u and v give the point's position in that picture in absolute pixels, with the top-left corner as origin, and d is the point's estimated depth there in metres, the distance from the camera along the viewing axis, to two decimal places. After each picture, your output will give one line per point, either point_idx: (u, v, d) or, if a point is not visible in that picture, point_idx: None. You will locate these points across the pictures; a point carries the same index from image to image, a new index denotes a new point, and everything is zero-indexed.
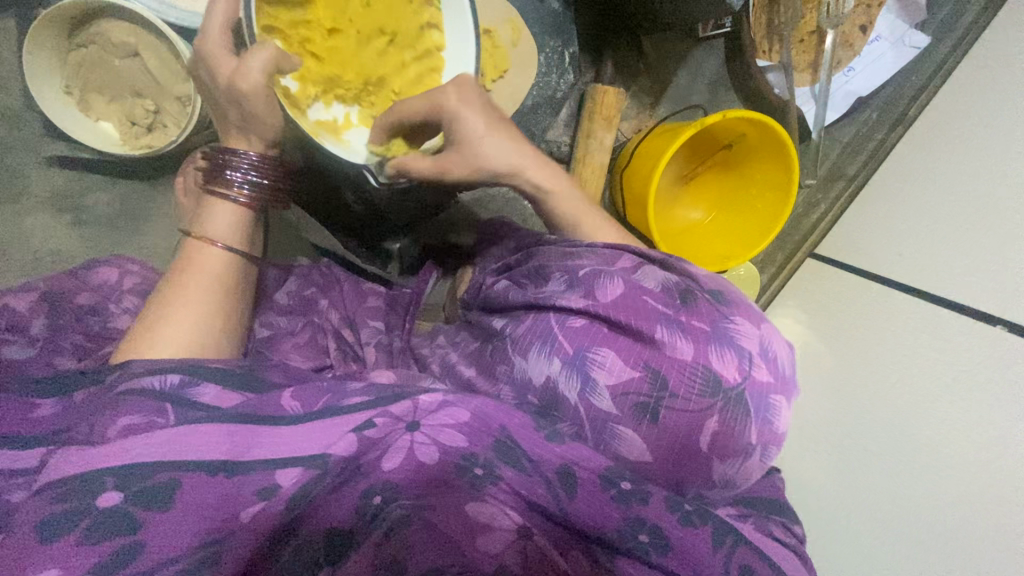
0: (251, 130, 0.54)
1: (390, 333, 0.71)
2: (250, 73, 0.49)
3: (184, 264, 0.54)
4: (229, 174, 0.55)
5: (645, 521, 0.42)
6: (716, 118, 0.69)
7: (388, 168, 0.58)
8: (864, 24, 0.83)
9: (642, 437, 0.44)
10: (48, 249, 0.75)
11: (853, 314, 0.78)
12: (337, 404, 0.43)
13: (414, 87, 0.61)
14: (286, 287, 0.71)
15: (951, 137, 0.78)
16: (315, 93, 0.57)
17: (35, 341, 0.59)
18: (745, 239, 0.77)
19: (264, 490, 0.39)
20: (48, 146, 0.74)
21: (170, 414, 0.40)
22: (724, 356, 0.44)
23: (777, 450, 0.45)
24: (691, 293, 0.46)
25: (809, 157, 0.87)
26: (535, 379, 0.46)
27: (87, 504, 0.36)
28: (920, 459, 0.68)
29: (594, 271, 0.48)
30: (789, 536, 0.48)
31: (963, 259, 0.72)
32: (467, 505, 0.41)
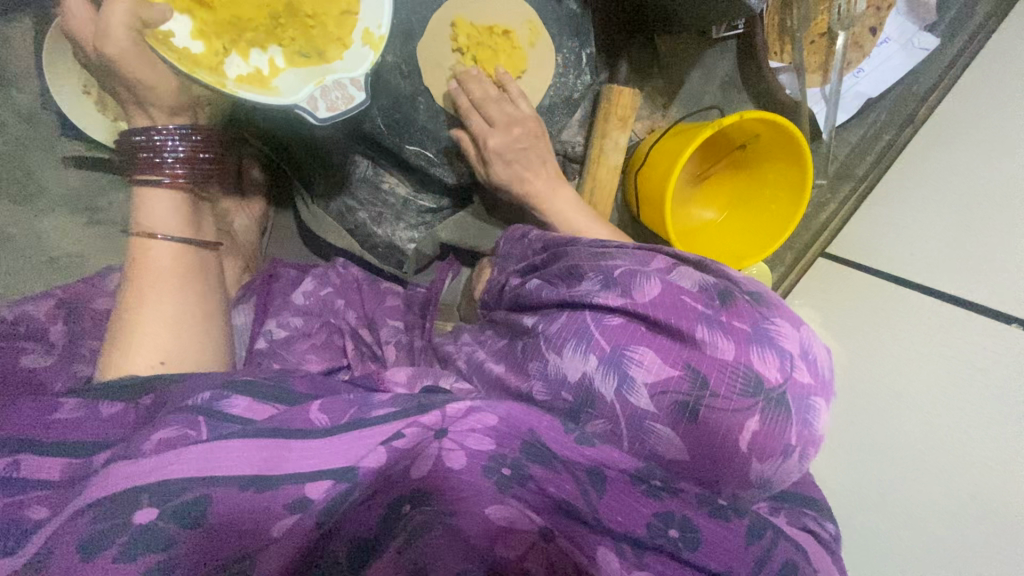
0: (150, 104, 0.55)
1: (410, 332, 0.71)
2: (111, 29, 0.48)
3: (137, 266, 0.56)
4: (148, 154, 0.55)
5: (675, 514, 0.43)
6: (735, 119, 0.70)
7: (322, 99, 0.52)
8: (873, 26, 0.83)
9: (679, 435, 0.43)
10: (66, 250, 0.75)
11: (868, 312, 0.79)
12: (361, 418, 0.43)
13: (330, 6, 0.54)
14: (303, 288, 0.70)
15: (961, 139, 0.79)
16: (221, 46, 0.51)
17: (55, 349, 0.58)
18: (762, 238, 0.78)
19: (295, 503, 0.39)
20: (64, 146, 0.73)
21: (202, 426, 0.41)
22: (765, 356, 0.44)
23: (816, 451, 0.45)
24: (730, 295, 0.46)
25: (821, 156, 0.89)
26: (570, 375, 0.46)
27: (123, 521, 0.36)
28: (937, 457, 0.69)
29: (630, 271, 0.48)
30: (821, 529, 0.49)
31: (964, 260, 0.73)
32: (489, 510, 0.41)
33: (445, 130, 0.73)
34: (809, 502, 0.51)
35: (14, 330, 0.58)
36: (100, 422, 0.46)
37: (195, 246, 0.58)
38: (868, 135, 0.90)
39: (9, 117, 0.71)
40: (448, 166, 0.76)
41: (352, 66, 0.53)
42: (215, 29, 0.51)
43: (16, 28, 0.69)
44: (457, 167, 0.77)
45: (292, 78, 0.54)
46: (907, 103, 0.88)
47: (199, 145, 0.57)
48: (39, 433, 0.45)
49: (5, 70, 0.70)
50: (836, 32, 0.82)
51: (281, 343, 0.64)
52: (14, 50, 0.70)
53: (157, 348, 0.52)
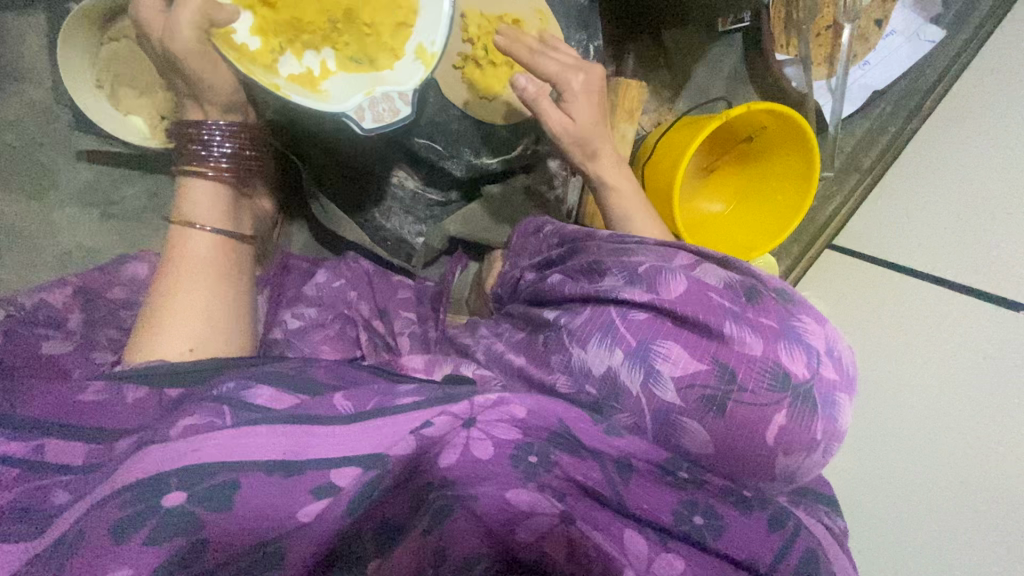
0: (205, 99, 0.55)
1: (423, 324, 0.72)
2: (179, 31, 0.48)
3: (174, 252, 0.56)
4: (198, 146, 0.57)
5: (698, 502, 0.43)
6: (742, 110, 0.70)
7: (368, 110, 0.52)
8: (879, 18, 0.84)
9: (707, 429, 0.43)
10: (79, 244, 0.76)
11: (876, 307, 0.79)
12: (388, 406, 0.42)
13: (388, 18, 0.55)
14: (317, 280, 0.71)
15: (969, 127, 0.79)
16: (278, 45, 0.53)
17: (73, 337, 0.59)
18: (770, 229, 0.78)
19: (322, 489, 0.38)
20: (77, 140, 0.74)
21: (228, 414, 0.40)
22: (793, 352, 0.44)
23: (841, 447, 0.44)
24: (756, 291, 0.46)
25: (827, 149, 0.88)
26: (595, 369, 0.47)
27: (153, 504, 0.35)
28: (951, 450, 0.69)
29: (656, 266, 0.48)
30: (836, 525, 0.49)
31: (973, 246, 0.74)
32: (507, 493, 0.42)
33: (454, 122, 0.73)
34: (823, 499, 0.51)
35: (32, 318, 0.58)
36: (120, 407, 0.46)
37: (230, 241, 0.58)
38: (874, 127, 0.89)
39: (24, 112, 0.72)
40: (456, 159, 0.75)
41: (404, 78, 0.54)
42: (274, 28, 0.52)
43: (31, 24, 0.71)
44: (465, 158, 0.76)
45: (342, 82, 0.55)
46: (913, 96, 0.87)
47: (246, 143, 0.59)
48: (66, 417, 0.45)
49: (22, 66, 0.71)
50: (841, 24, 0.82)
51: (296, 333, 0.64)
52: (29, 45, 0.71)
53: (184, 334, 0.52)
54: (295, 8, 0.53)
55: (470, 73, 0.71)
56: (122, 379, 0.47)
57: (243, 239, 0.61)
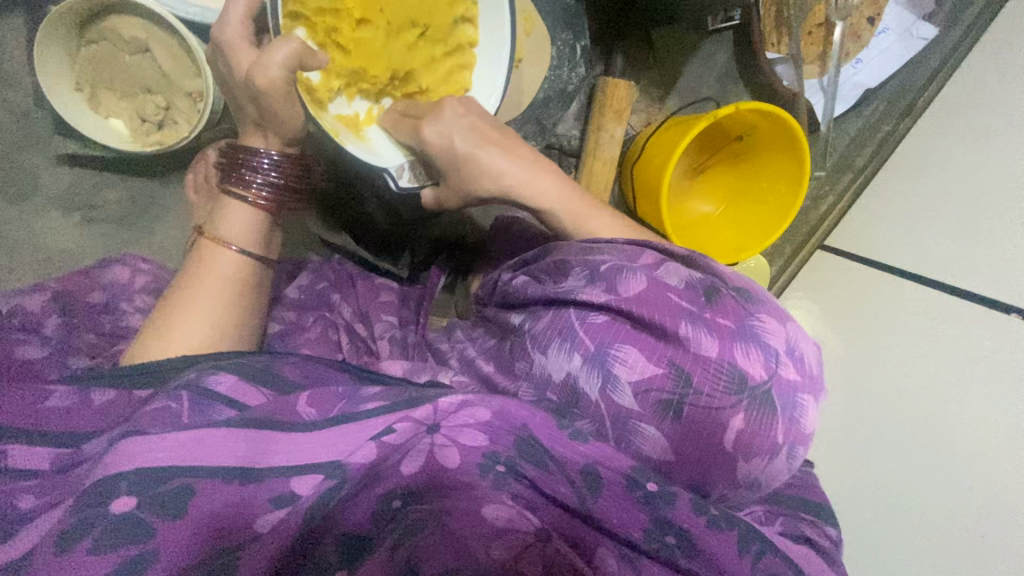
0: (268, 129, 0.53)
1: (404, 328, 0.71)
2: (271, 67, 0.46)
3: (196, 267, 0.54)
4: (246, 172, 0.55)
5: (672, 523, 0.42)
6: (732, 110, 0.69)
7: (408, 170, 0.57)
8: (871, 16, 0.82)
9: (664, 433, 0.43)
10: (60, 248, 0.75)
11: (864, 306, 0.78)
12: (350, 413, 0.41)
13: (441, 86, 0.58)
14: (298, 283, 0.70)
15: (961, 127, 0.78)
16: (337, 86, 0.52)
17: (49, 342, 0.57)
18: (760, 229, 0.77)
19: (281, 498, 0.37)
20: (57, 144, 0.73)
21: (184, 400, 0.39)
22: (750, 353, 0.43)
23: (805, 449, 0.44)
24: (715, 290, 0.45)
25: (818, 149, 0.87)
26: (555, 375, 0.46)
27: (99, 511, 0.34)
28: (932, 449, 0.69)
29: (616, 265, 0.46)
30: (822, 538, 0.48)
31: (960, 244, 0.73)
32: (484, 508, 0.41)
33: None
34: (806, 505, 0.51)
35: (9, 322, 0.57)
36: (88, 411, 0.45)
37: (259, 263, 0.56)
38: (866, 126, 0.88)
39: (4, 116, 0.71)
40: None
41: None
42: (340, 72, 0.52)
43: (9, 26, 0.70)
44: None
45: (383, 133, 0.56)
46: (906, 94, 0.86)
47: (292, 173, 0.56)
48: (29, 422, 0.43)
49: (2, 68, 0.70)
50: (833, 22, 0.81)
51: (276, 337, 0.63)
52: (8, 48, 0.70)
53: (186, 341, 0.50)
54: (366, 59, 0.53)
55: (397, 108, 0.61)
56: (88, 382, 0.46)
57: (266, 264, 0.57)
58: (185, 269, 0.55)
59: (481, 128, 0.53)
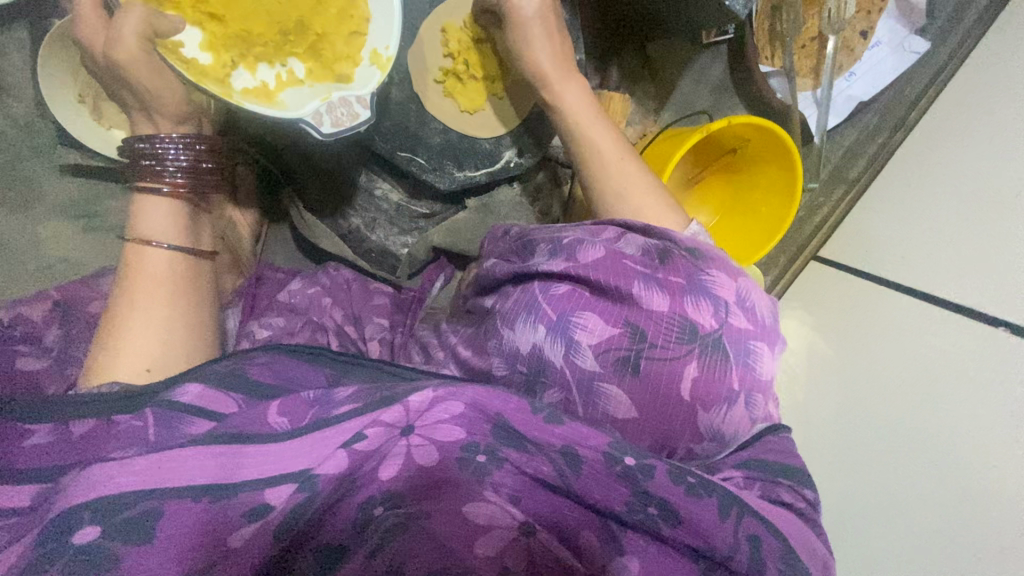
0: (156, 111, 0.54)
1: (394, 330, 0.71)
2: (124, 39, 0.48)
3: (131, 272, 0.54)
4: (150, 162, 0.55)
5: (653, 495, 0.41)
6: (722, 125, 0.70)
7: (327, 114, 0.53)
8: (864, 30, 0.84)
9: (627, 392, 0.45)
10: (61, 255, 0.76)
11: (859, 317, 0.78)
12: (325, 419, 0.41)
13: (340, 25, 0.57)
14: (291, 288, 0.72)
15: (948, 141, 0.80)
16: (229, 59, 0.54)
17: (49, 353, 0.58)
18: (751, 241, 0.78)
19: (255, 510, 0.38)
20: (61, 154, 0.74)
21: (148, 416, 0.41)
22: (698, 304, 0.46)
23: (761, 395, 0.47)
24: (668, 253, 0.49)
25: (812, 160, 0.88)
26: (522, 347, 0.47)
27: (62, 542, 0.35)
28: (905, 433, 0.71)
29: (578, 238, 0.49)
30: (799, 501, 0.46)
31: (947, 251, 0.75)
32: (464, 507, 0.42)
33: (435, 136, 0.74)
34: (785, 471, 0.47)
35: (9, 333, 0.59)
36: (68, 443, 0.43)
37: (191, 256, 0.56)
38: (861, 138, 0.89)
39: (6, 126, 0.72)
40: (438, 172, 0.75)
41: (363, 84, 0.56)
42: (223, 43, 0.54)
43: (14, 38, 0.71)
44: (447, 172, 0.75)
45: (298, 93, 0.56)
46: (898, 107, 0.87)
47: (202, 155, 0.57)
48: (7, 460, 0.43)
49: (4, 78, 0.71)
50: (825, 36, 0.82)
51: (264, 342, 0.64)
52: (12, 60, 0.71)
53: (143, 355, 0.50)
54: (243, 21, 0.55)
55: (451, 87, 0.72)
56: (55, 411, 0.44)
57: (201, 255, 0.57)
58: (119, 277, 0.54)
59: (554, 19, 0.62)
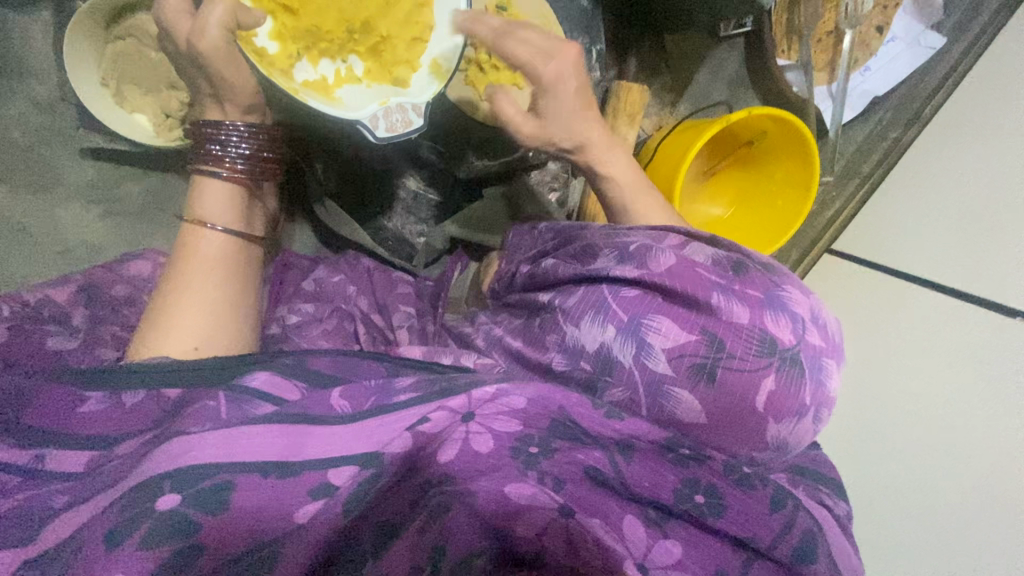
0: (225, 100, 0.55)
1: (421, 318, 0.72)
2: (207, 27, 0.48)
3: (184, 252, 0.56)
4: (215, 148, 0.56)
5: (700, 481, 0.43)
6: (742, 116, 0.71)
7: (383, 120, 0.54)
8: (880, 24, 0.84)
9: (697, 398, 0.44)
10: (82, 239, 0.77)
11: (881, 313, 0.78)
12: (384, 406, 0.43)
13: (404, 31, 0.58)
14: (316, 276, 0.73)
15: (961, 140, 0.80)
16: (295, 51, 0.55)
17: (77, 332, 0.58)
18: (767, 233, 0.79)
19: (319, 489, 0.39)
20: (83, 137, 0.75)
21: (220, 398, 0.43)
22: (778, 319, 0.44)
23: (830, 412, 0.45)
24: (742, 265, 0.47)
25: (826, 153, 0.88)
26: (588, 346, 0.47)
27: (146, 508, 0.36)
28: (942, 446, 0.69)
29: (645, 245, 0.48)
30: (837, 507, 0.49)
31: (957, 251, 0.75)
32: (507, 487, 0.41)
33: None
34: (823, 479, 0.51)
35: (36, 314, 0.58)
36: (122, 413, 0.46)
37: (245, 242, 0.59)
38: (873, 134, 0.89)
39: (28, 109, 0.73)
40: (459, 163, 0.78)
41: (421, 90, 0.57)
42: (293, 35, 0.55)
43: (38, 22, 0.71)
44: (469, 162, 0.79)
45: (355, 91, 0.58)
46: (913, 101, 0.87)
47: (263, 145, 0.58)
48: (64, 424, 0.46)
49: (26, 60, 0.71)
50: (842, 30, 0.83)
51: (294, 328, 0.65)
52: (33, 42, 0.71)
53: (190, 334, 0.52)
54: (315, 16, 0.55)
55: (473, 76, 0.70)
56: (117, 384, 0.47)
57: (252, 241, 0.60)
58: (173, 256, 0.57)
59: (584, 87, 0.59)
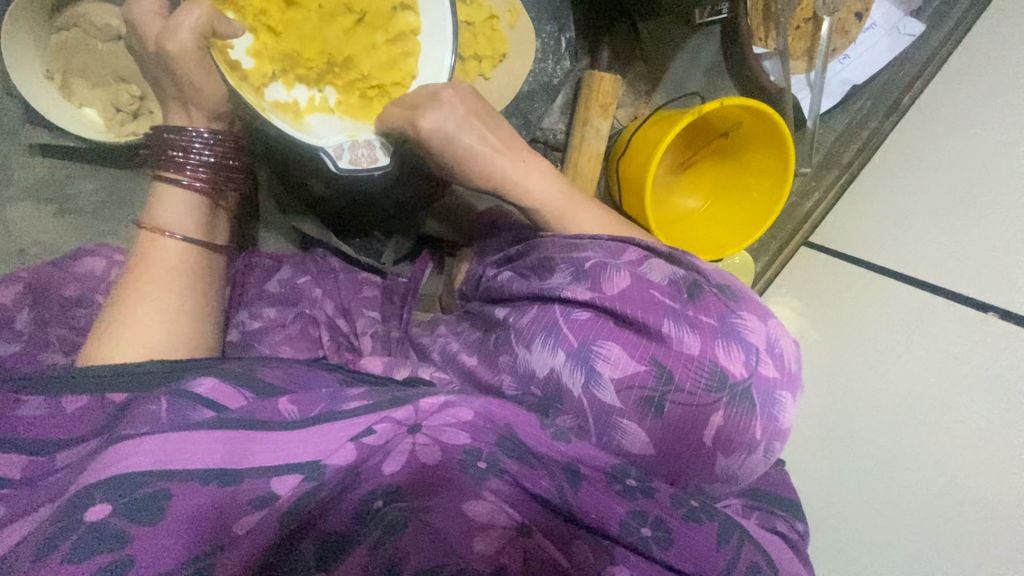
0: (191, 104, 0.55)
1: (386, 323, 0.70)
2: (180, 32, 0.49)
3: (140, 260, 0.54)
4: (176, 154, 0.55)
5: (648, 513, 0.41)
6: (715, 106, 0.69)
7: (347, 153, 0.51)
8: (859, 11, 0.81)
9: (646, 431, 0.43)
10: (35, 240, 0.74)
11: (847, 305, 0.77)
12: (333, 411, 0.41)
13: (385, 74, 0.55)
14: (281, 276, 0.71)
15: (939, 131, 0.78)
16: (270, 71, 0.52)
17: (20, 337, 0.57)
18: (739, 227, 0.77)
19: (261, 499, 0.37)
20: (29, 133, 0.72)
21: (162, 402, 0.40)
22: (731, 353, 0.43)
23: (782, 443, 0.44)
24: (698, 288, 0.45)
25: (804, 145, 0.87)
26: (539, 371, 0.46)
27: (76, 519, 0.34)
28: (908, 451, 0.67)
29: (601, 262, 0.46)
30: (792, 531, 0.48)
31: (936, 242, 0.72)
32: (465, 504, 0.40)
33: None
34: (780, 502, 0.50)
35: None
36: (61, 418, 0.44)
37: (206, 249, 0.56)
38: (854, 122, 0.88)
39: None
40: None
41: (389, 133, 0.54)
42: (272, 54, 0.52)
43: None
44: None
45: (327, 122, 0.54)
46: (893, 90, 0.86)
47: (227, 152, 0.58)
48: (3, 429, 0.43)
49: None
50: (820, 17, 0.81)
51: (253, 335, 0.63)
52: None
53: (144, 340, 0.49)
54: (299, 42, 0.52)
55: None
56: (58, 391, 0.45)
57: (213, 250, 0.57)
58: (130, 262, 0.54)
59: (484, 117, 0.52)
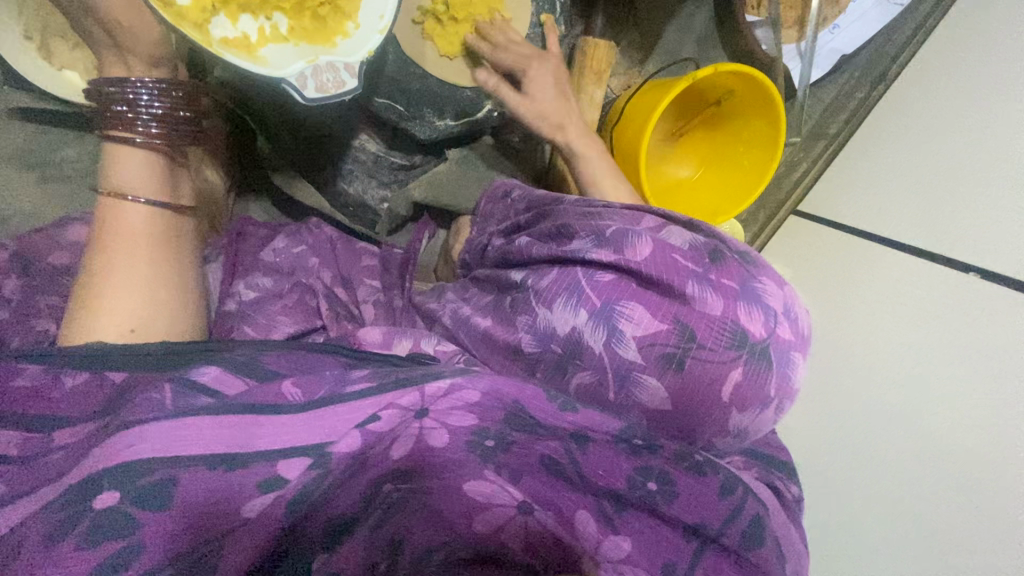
0: (129, 52, 0.50)
1: (388, 292, 0.70)
2: None
3: (101, 229, 0.53)
4: (122, 109, 0.51)
5: (653, 468, 0.42)
6: (709, 72, 0.69)
7: (315, 78, 0.49)
8: None
9: (666, 386, 0.43)
10: (16, 208, 0.72)
11: (837, 275, 0.78)
12: (337, 394, 0.41)
13: None
14: (275, 246, 0.70)
15: (927, 95, 0.78)
16: (211, 4, 0.48)
17: (7, 303, 0.56)
18: (733, 193, 0.78)
19: (267, 483, 0.38)
20: (12, 97, 0.70)
21: (165, 391, 0.40)
22: (752, 311, 0.43)
23: (792, 403, 0.45)
24: (720, 253, 0.45)
25: (795, 114, 0.89)
26: (559, 329, 0.46)
27: (84, 508, 0.34)
28: (900, 421, 0.65)
29: (622, 229, 0.47)
30: (786, 490, 0.49)
31: (918, 212, 0.73)
32: (466, 485, 0.42)
33: (415, 81, 0.70)
34: (774, 463, 0.51)
35: None
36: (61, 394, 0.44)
37: (170, 212, 0.55)
38: (841, 94, 0.91)
39: None
40: (419, 121, 0.73)
41: (350, 52, 0.51)
42: None
43: None
44: (428, 120, 0.74)
45: (281, 50, 0.51)
46: (880, 62, 0.87)
47: (179, 103, 0.53)
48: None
49: None
50: None
51: (249, 305, 0.62)
52: None
53: (126, 313, 0.50)
54: None
55: (430, 28, 0.68)
56: (57, 363, 0.44)
57: (180, 213, 0.56)
58: (93, 231, 0.53)
59: (562, 80, 0.69)
